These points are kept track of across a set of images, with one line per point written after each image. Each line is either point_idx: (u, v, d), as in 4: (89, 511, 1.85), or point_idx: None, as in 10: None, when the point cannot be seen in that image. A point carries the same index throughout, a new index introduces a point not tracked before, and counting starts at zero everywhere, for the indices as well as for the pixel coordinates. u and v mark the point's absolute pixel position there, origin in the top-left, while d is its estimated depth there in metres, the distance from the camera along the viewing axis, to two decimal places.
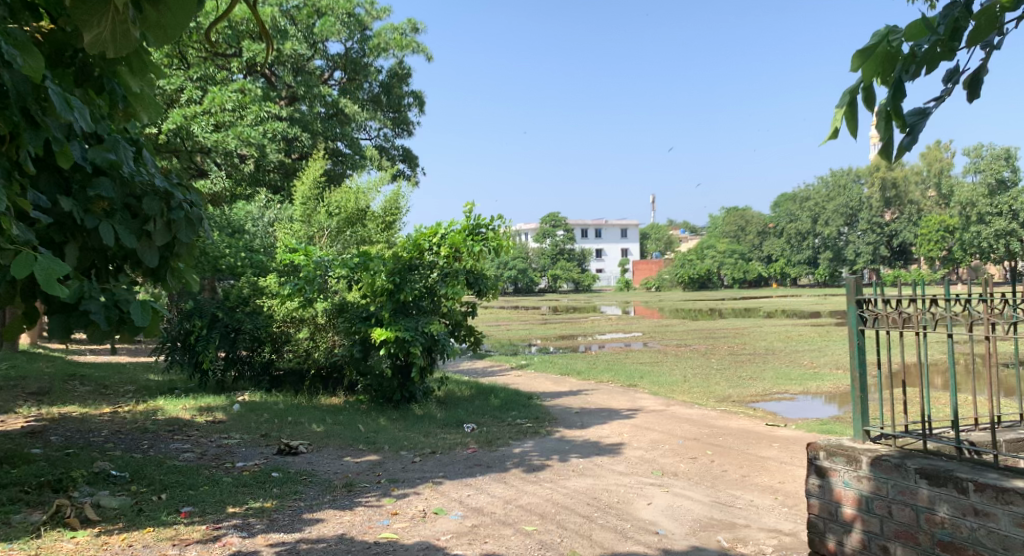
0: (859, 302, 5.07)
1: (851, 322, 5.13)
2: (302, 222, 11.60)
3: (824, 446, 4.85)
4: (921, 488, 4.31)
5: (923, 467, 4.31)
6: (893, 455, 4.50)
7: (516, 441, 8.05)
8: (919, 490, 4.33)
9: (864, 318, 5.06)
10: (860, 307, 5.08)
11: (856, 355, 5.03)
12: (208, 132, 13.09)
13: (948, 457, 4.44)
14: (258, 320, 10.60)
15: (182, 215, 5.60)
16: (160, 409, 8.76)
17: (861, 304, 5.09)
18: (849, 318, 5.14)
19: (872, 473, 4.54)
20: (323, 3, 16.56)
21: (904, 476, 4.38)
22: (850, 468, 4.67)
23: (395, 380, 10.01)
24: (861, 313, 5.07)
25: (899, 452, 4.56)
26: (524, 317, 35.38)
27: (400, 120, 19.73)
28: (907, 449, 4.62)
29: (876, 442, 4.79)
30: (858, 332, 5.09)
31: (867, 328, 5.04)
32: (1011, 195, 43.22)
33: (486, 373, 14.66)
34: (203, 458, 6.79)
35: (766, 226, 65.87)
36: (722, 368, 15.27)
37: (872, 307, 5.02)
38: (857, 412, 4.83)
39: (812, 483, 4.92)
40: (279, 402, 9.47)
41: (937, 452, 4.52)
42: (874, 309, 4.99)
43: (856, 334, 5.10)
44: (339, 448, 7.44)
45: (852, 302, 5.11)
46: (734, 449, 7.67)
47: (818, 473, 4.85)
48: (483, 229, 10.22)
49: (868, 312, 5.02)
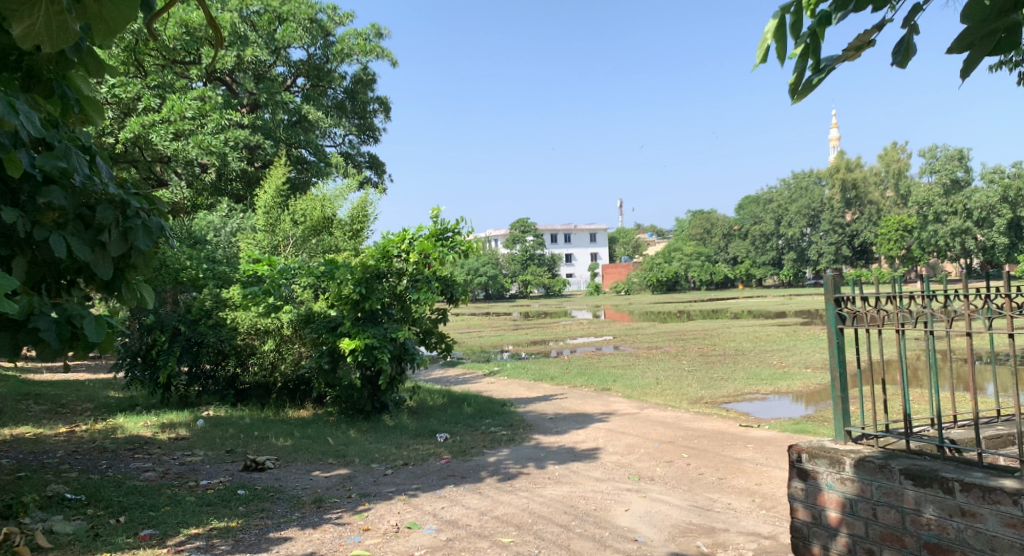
0: (838, 299, 5.00)
1: (830, 320, 5.07)
2: (265, 232, 11.35)
3: (806, 447, 4.76)
4: (907, 489, 4.24)
5: (908, 468, 4.24)
6: (877, 456, 4.42)
7: (490, 450, 7.89)
8: (905, 492, 4.25)
9: (843, 316, 5.01)
10: (839, 305, 5.02)
11: (836, 354, 4.97)
12: (168, 141, 12.73)
13: (932, 456, 4.38)
14: (222, 333, 10.21)
15: (139, 223, 5.48)
16: (120, 427, 8.47)
17: (840, 302, 5.03)
18: (828, 317, 5.08)
19: (855, 475, 4.48)
20: (285, 8, 16.25)
21: (889, 477, 4.31)
22: (833, 470, 4.59)
23: (365, 391, 9.86)
24: (840, 311, 5.01)
25: (883, 453, 4.49)
26: (494, 323, 35.24)
27: (365, 126, 19.43)
28: (890, 450, 4.54)
29: (858, 443, 4.72)
30: (837, 331, 5.03)
31: (846, 326, 4.98)
32: (964, 195, 44.13)
33: (457, 381, 14.49)
34: (165, 477, 6.56)
35: (732, 228, 66.43)
36: (694, 370, 15.25)
37: (851, 305, 4.96)
38: (838, 412, 4.77)
39: (795, 486, 4.83)
40: (245, 416, 9.22)
41: (921, 451, 4.45)
42: (853, 306, 4.94)
43: (836, 332, 5.04)
44: (308, 463, 7.23)
45: (831, 300, 5.05)
46: (710, 451, 7.59)
47: (800, 475, 4.77)
48: (451, 234, 10.07)
49: (847, 310, 4.96)
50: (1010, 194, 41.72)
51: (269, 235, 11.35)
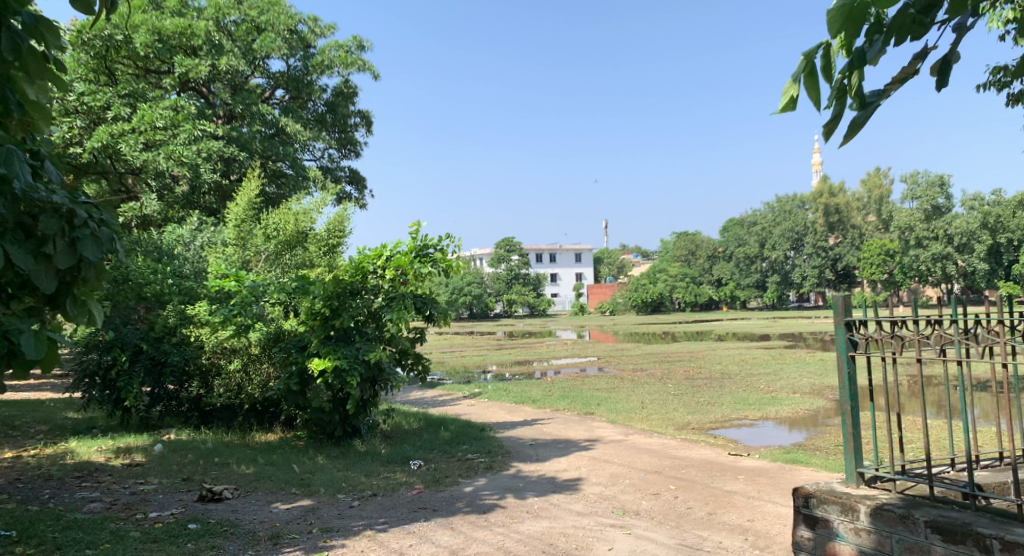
0: (849, 324, 4.95)
1: (840, 347, 5.01)
2: (235, 246, 10.88)
3: (815, 493, 4.94)
4: (934, 544, 4.35)
5: (934, 522, 4.35)
6: (900, 505, 4.55)
7: (466, 480, 7.42)
8: (931, 546, 4.36)
9: (855, 342, 4.94)
10: (850, 330, 4.96)
11: (847, 383, 4.96)
12: (137, 151, 12.42)
13: (960, 506, 4.48)
14: (187, 351, 9.76)
15: (88, 232, 5.10)
16: (71, 452, 7.94)
17: (850, 326, 4.98)
18: (838, 342, 5.02)
19: (871, 525, 4.62)
20: (262, 18, 15.94)
21: (912, 529, 4.43)
22: (846, 519, 4.75)
23: (335, 414, 9.35)
24: (851, 336, 4.95)
25: (904, 501, 4.61)
26: (475, 343, 34.70)
27: (346, 140, 19.02)
28: (911, 497, 4.66)
29: (871, 486, 4.87)
30: (849, 358, 4.97)
31: (857, 353, 4.93)
32: (944, 220, 44.26)
33: (437, 403, 14.02)
34: (111, 508, 6.07)
35: (715, 251, 66.43)
36: (679, 393, 14.84)
37: (863, 330, 4.91)
38: (851, 454, 4.94)
39: (804, 534, 4.99)
40: (207, 441, 8.70)
41: (947, 499, 4.55)
42: (864, 331, 4.88)
43: (846, 360, 4.98)
44: (269, 493, 6.74)
45: (841, 323, 5.01)
46: (698, 483, 7.16)
47: (809, 522, 4.95)
48: (431, 250, 9.61)
49: (858, 336, 4.90)
50: (989, 220, 41.84)
51: (240, 249, 10.87)
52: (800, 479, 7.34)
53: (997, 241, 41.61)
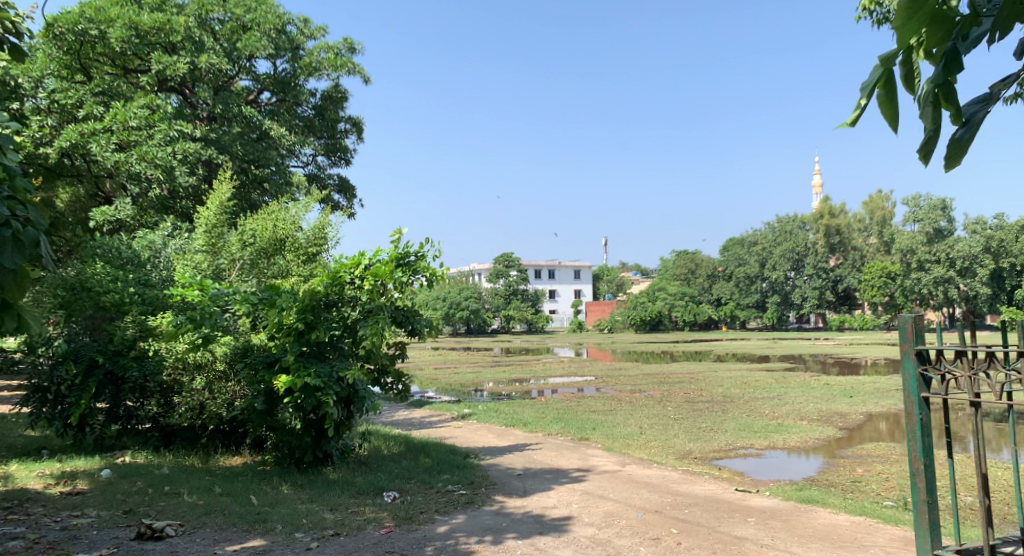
0: (922, 356, 4.62)
1: (912, 384, 4.68)
2: (206, 253, 10.16)
3: None
4: None
5: None
6: None
7: (443, 516, 6.65)
8: None
9: (928, 380, 4.61)
10: (923, 365, 4.64)
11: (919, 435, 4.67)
12: (108, 152, 11.38)
13: None
14: (148, 366, 9.05)
15: (8, 233, 4.64)
16: (8, 477, 7.19)
17: (922, 358, 4.65)
18: (909, 377, 4.69)
19: None
20: (249, 17, 15.43)
21: None
22: None
23: (307, 437, 8.60)
24: (924, 372, 4.62)
25: None
26: (472, 359, 33.85)
27: (333, 147, 18.43)
28: None
29: None
30: (921, 403, 4.64)
31: (931, 393, 4.60)
32: (947, 244, 43.36)
33: (422, 426, 13.22)
34: (32, 548, 5.36)
35: (716, 269, 65.35)
36: (679, 418, 14.05)
37: (936, 366, 4.60)
38: (926, 529, 4.70)
39: None
40: (162, 466, 7.92)
41: None
42: (940, 369, 4.56)
43: (919, 404, 4.65)
44: (216, 532, 5.98)
45: (912, 353, 4.67)
46: (703, 526, 6.38)
47: None
48: (413, 258, 8.88)
49: (933, 373, 4.58)
50: (992, 245, 41.10)
51: (211, 257, 10.16)
52: (818, 522, 6.55)
53: (998, 266, 41.07)
